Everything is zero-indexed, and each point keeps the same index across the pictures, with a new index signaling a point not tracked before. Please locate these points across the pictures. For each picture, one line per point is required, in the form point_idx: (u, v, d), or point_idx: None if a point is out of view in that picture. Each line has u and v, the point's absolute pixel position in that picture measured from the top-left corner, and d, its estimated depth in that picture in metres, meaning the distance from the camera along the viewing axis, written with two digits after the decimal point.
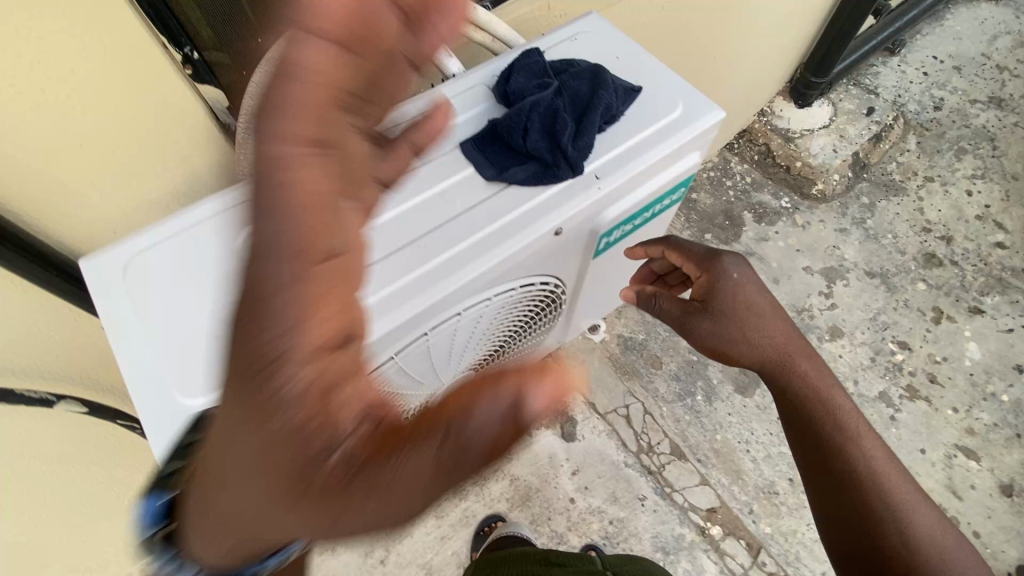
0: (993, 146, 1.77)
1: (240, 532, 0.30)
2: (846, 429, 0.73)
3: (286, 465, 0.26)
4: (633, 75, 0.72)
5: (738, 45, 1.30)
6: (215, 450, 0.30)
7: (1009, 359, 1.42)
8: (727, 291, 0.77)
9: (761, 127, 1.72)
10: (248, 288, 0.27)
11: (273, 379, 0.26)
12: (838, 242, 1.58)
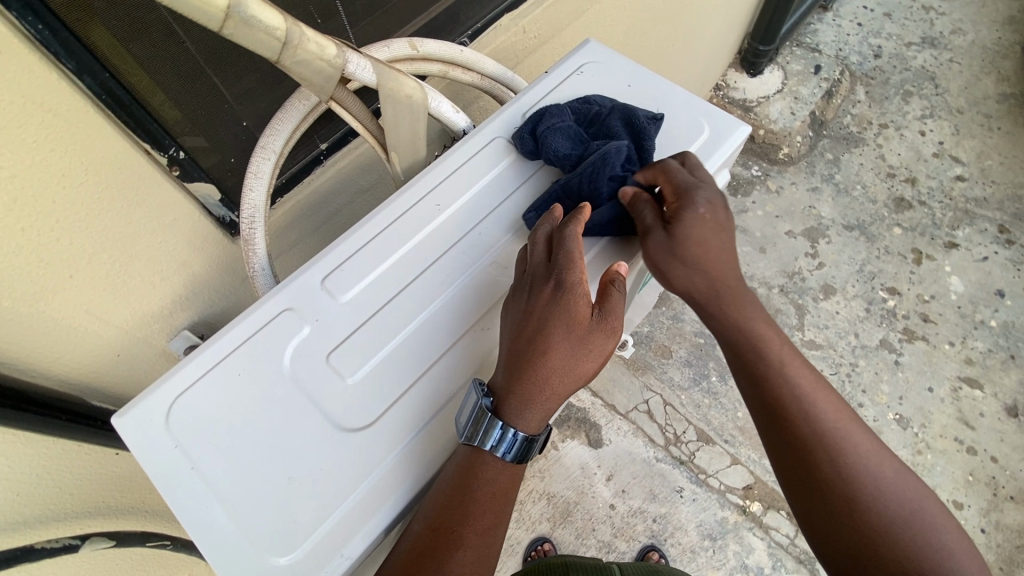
0: (936, 84, 1.84)
1: (540, 391, 0.47)
2: (812, 414, 0.55)
3: (573, 322, 0.47)
4: (649, 102, 0.63)
5: (693, 29, 1.31)
6: (519, 349, 0.47)
7: (989, 286, 1.49)
8: (684, 232, 0.52)
9: (719, 101, 1.78)
10: (538, 263, 0.50)
11: (567, 283, 0.48)
12: (813, 202, 1.62)
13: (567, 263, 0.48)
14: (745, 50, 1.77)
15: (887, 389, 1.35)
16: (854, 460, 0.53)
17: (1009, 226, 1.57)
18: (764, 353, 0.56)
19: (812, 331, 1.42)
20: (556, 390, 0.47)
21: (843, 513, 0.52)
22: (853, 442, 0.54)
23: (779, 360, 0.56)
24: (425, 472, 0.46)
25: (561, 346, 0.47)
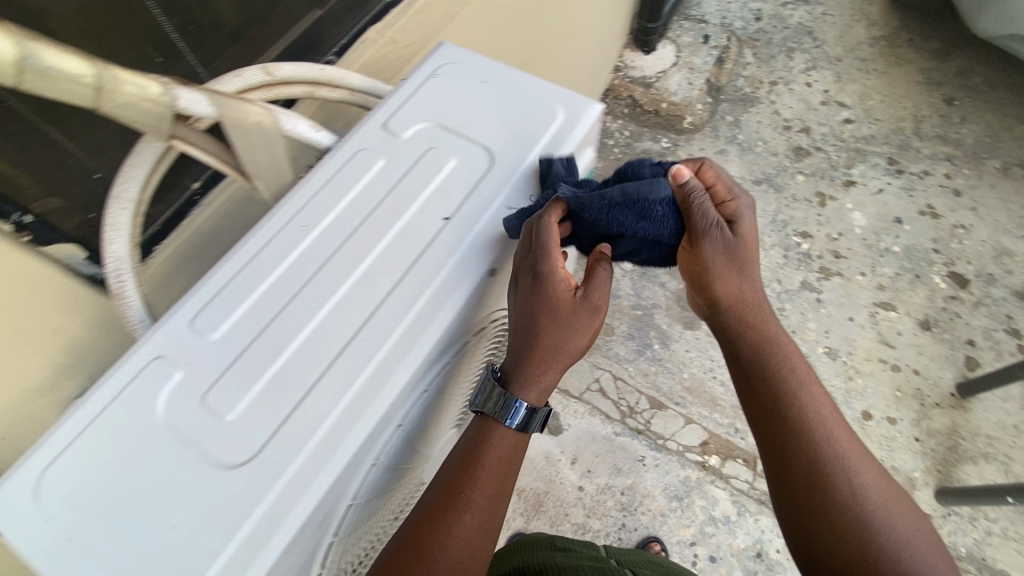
0: (814, 38, 1.98)
1: (542, 363, 0.58)
2: (837, 436, 0.64)
3: (565, 306, 0.57)
4: (504, 95, 0.64)
5: (577, 18, 1.37)
6: (527, 331, 0.57)
7: (888, 216, 1.61)
8: (740, 233, 0.64)
9: (620, 82, 1.85)
10: (529, 251, 0.57)
11: (560, 274, 0.57)
12: (722, 163, 1.72)
13: (545, 251, 0.55)
14: (636, 29, 1.85)
15: (814, 326, 1.46)
16: (863, 489, 0.62)
17: (896, 158, 1.71)
18: (789, 381, 0.66)
19: None
20: (552, 366, 0.58)
21: (848, 531, 0.60)
22: (863, 470, 0.63)
23: (803, 389, 0.66)
24: (314, 495, 0.45)
25: (551, 332, 0.57)
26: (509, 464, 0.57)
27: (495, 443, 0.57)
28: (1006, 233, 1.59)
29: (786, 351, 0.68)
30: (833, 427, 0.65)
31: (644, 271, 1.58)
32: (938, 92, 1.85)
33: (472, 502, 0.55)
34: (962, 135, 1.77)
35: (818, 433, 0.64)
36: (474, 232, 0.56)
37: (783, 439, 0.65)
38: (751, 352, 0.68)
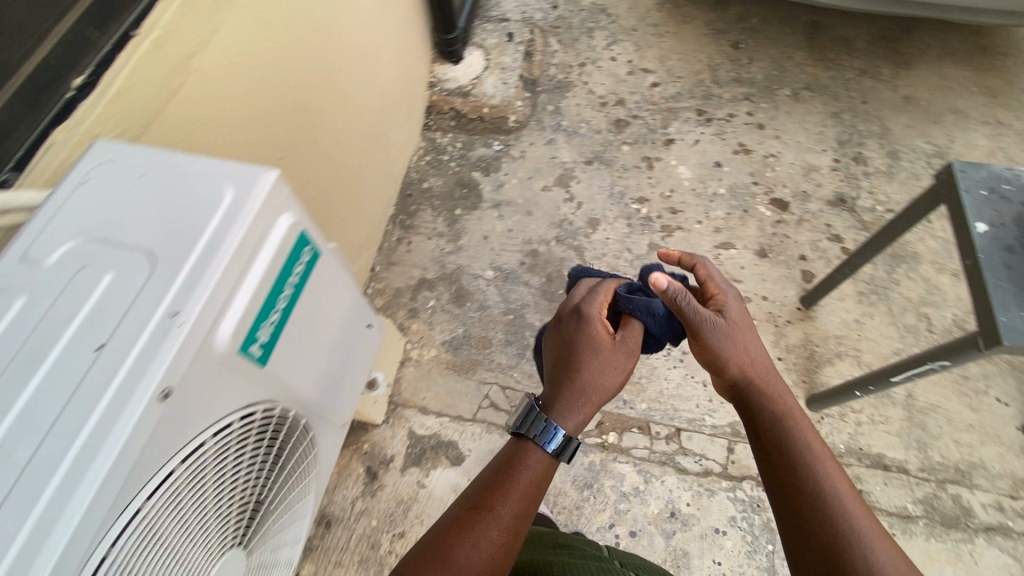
0: (608, 15, 2.12)
1: (580, 389, 0.86)
2: (844, 500, 0.75)
3: (596, 346, 0.88)
4: (167, 185, 0.61)
5: (366, 52, 1.36)
6: (571, 364, 0.88)
7: (707, 162, 1.76)
8: (731, 317, 0.90)
9: (438, 96, 1.86)
10: (580, 317, 0.92)
11: (595, 326, 0.90)
12: (553, 152, 1.82)
13: (592, 314, 0.91)
14: (438, 42, 1.86)
15: None
16: (874, 547, 0.71)
17: (703, 108, 1.87)
18: (801, 452, 0.79)
19: (596, 262, 1.61)
20: (591, 388, 0.86)
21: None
22: (873, 532, 0.72)
23: (815, 459, 0.79)
24: None
25: (593, 360, 0.87)
26: (538, 482, 0.81)
27: (538, 455, 0.82)
28: (809, 151, 1.77)
29: (797, 422, 0.83)
30: (843, 497, 0.75)
31: (507, 275, 1.60)
32: (725, 39, 2.03)
33: (506, 501, 0.77)
34: (753, 73, 1.94)
35: (826, 497, 0.75)
36: (136, 342, 0.51)
37: (797, 499, 0.77)
38: (769, 422, 0.84)
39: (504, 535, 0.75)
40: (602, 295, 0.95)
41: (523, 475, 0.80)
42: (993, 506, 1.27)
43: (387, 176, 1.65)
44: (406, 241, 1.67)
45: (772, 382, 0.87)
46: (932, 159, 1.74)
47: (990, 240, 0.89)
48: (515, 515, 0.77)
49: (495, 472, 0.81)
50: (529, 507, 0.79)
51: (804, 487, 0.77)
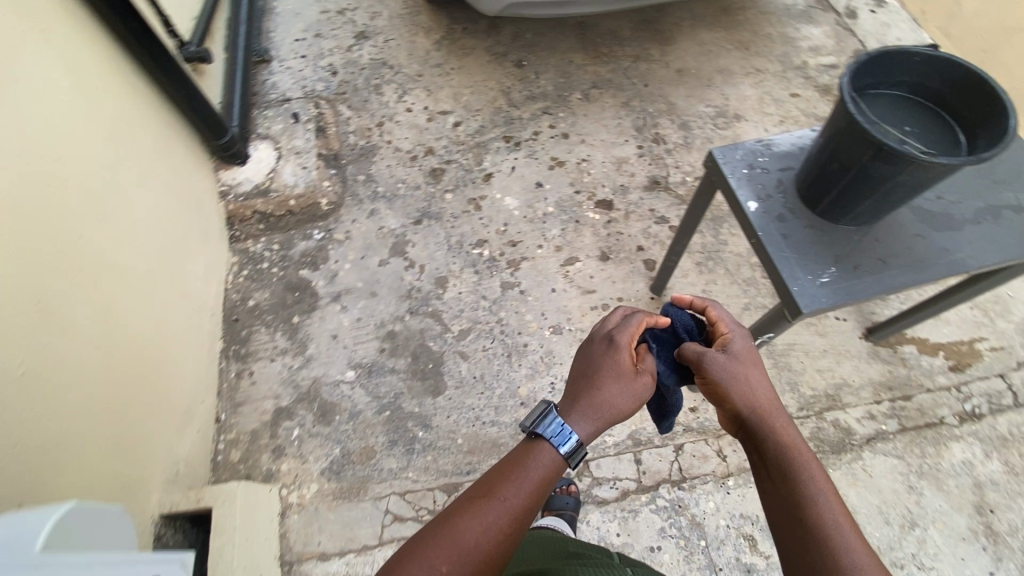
0: (391, 66, 2.07)
1: (595, 414, 0.88)
2: (846, 537, 0.72)
3: (615, 371, 0.92)
4: None
5: (112, 192, 1.19)
6: (590, 381, 0.92)
7: (530, 185, 1.79)
8: (735, 352, 0.92)
9: (234, 204, 1.69)
10: (606, 339, 0.96)
11: (622, 350, 0.94)
12: (379, 222, 1.71)
13: (623, 338, 0.95)
14: (212, 151, 1.68)
15: (531, 317, 1.55)
16: None
17: (509, 134, 1.90)
18: (805, 483, 0.77)
19: (456, 322, 1.53)
20: (607, 409, 0.89)
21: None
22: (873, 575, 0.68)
23: (819, 491, 0.76)
24: None
25: (613, 384, 0.91)
26: (547, 478, 0.84)
27: (550, 450, 0.85)
28: (614, 146, 1.86)
29: (805, 459, 0.80)
30: (853, 547, 0.71)
31: (369, 369, 1.47)
32: (508, 61, 2.08)
33: (520, 489, 0.81)
34: (543, 87, 2.01)
35: (833, 543, 0.72)
36: None
37: (805, 542, 0.74)
38: (773, 455, 0.82)
39: (512, 521, 0.79)
40: (632, 322, 0.98)
41: (538, 459, 0.84)
42: (865, 418, 1.38)
43: (197, 311, 1.46)
44: (247, 372, 1.49)
45: (774, 415, 0.85)
46: (717, 120, 1.90)
47: (763, 216, 0.94)
48: (526, 506, 0.81)
49: (516, 458, 0.85)
50: (540, 496, 0.82)
51: (812, 527, 0.74)
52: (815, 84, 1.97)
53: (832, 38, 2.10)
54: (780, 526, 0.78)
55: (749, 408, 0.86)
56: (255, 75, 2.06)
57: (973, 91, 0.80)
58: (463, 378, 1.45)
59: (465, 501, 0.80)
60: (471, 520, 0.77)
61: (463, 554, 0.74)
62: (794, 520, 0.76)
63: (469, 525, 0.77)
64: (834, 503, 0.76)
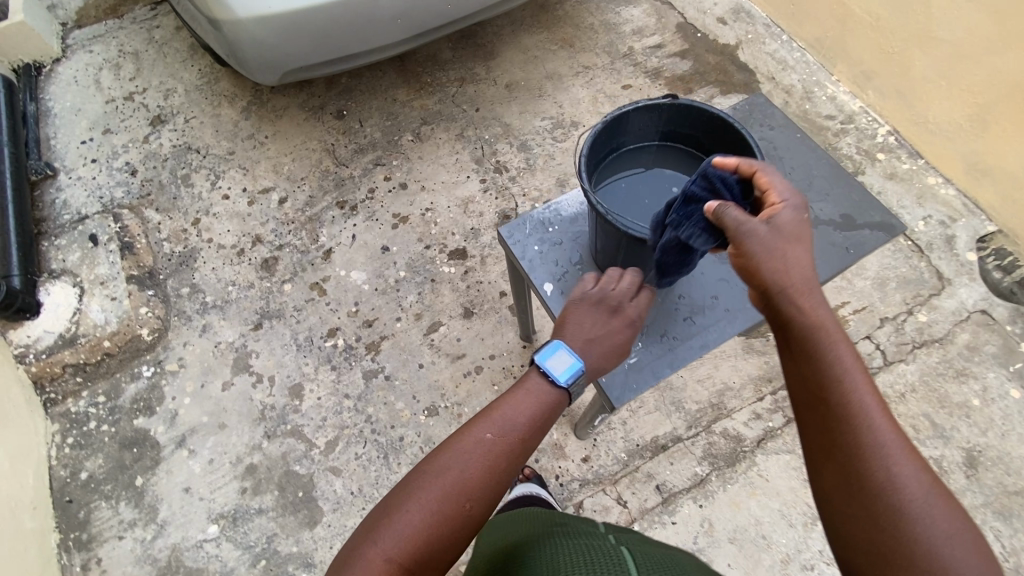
0: (197, 149, 1.83)
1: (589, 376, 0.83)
2: (876, 427, 0.62)
3: (611, 343, 0.86)
4: None
5: None
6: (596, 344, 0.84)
7: (375, 252, 1.63)
8: (778, 219, 0.71)
9: (38, 365, 1.45)
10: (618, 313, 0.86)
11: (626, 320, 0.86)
12: (214, 338, 1.52)
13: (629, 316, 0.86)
14: None
15: (402, 404, 1.42)
16: (907, 490, 0.60)
17: (342, 198, 1.72)
18: (831, 366, 0.65)
19: (321, 434, 1.39)
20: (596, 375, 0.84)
21: (881, 545, 0.60)
22: (904, 472, 0.61)
23: (848, 374, 0.64)
24: None
25: (609, 349, 0.85)
26: (547, 406, 0.82)
27: (548, 383, 0.83)
28: (456, 186, 1.72)
29: (835, 337, 0.66)
30: (884, 440, 0.62)
31: (234, 517, 1.32)
32: (326, 113, 1.87)
33: (517, 426, 0.79)
34: (369, 134, 1.83)
35: (864, 437, 0.62)
36: None
37: (829, 434, 0.64)
38: (800, 334, 0.67)
39: (511, 456, 0.77)
40: (641, 303, 0.87)
41: (534, 393, 0.82)
42: (752, 419, 1.35)
43: (9, 514, 1.22)
44: (94, 561, 1.29)
45: (806, 290, 0.68)
46: (555, 132, 1.81)
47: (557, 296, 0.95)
48: (524, 440, 0.78)
49: (514, 389, 0.83)
50: (535, 432, 0.80)
51: (838, 418, 0.63)
52: (644, 70, 1.91)
53: (653, 15, 2.02)
54: (802, 411, 0.67)
55: (775, 282, 0.68)
56: (38, 197, 1.76)
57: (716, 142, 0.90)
58: (340, 498, 1.33)
59: (467, 432, 0.77)
60: (470, 456, 0.75)
61: (456, 492, 0.73)
62: (818, 411, 0.65)
63: (468, 461, 0.75)
64: (865, 385, 0.64)
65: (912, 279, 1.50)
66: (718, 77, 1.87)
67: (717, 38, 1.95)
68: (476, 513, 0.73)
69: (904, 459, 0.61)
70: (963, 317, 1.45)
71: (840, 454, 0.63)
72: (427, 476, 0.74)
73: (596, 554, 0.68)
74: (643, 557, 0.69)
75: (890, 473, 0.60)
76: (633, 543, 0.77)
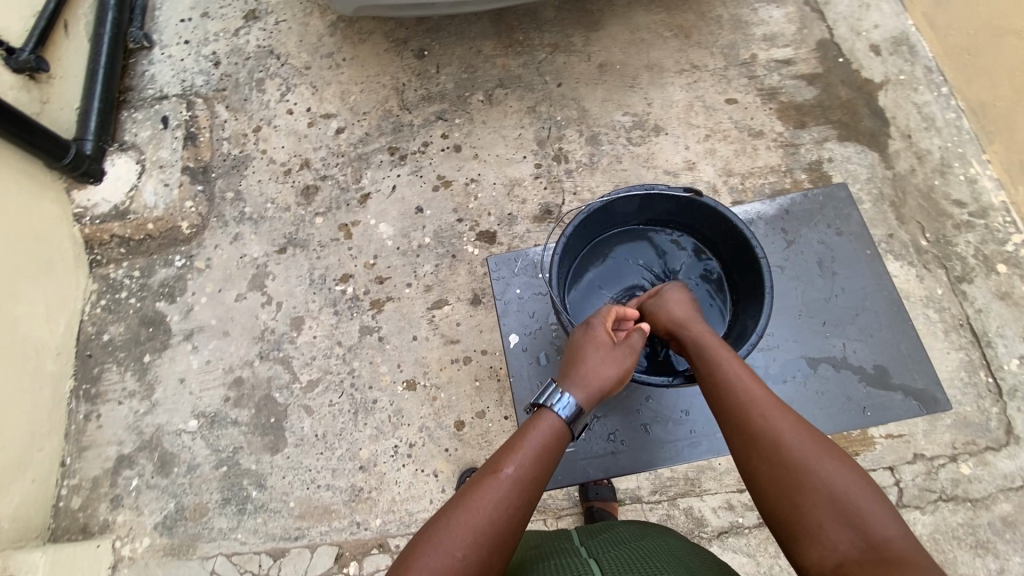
0: (278, 55, 1.82)
1: (585, 376, 0.93)
2: (746, 390, 0.85)
3: (603, 348, 0.98)
4: None
5: None
6: (581, 350, 0.99)
7: (409, 210, 1.59)
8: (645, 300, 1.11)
9: (91, 228, 1.58)
10: (590, 330, 1.01)
11: (601, 331, 1.01)
12: (242, 249, 1.59)
13: (601, 325, 1.02)
14: (60, 171, 1.54)
15: (386, 369, 1.44)
16: (774, 424, 0.79)
17: (395, 145, 1.67)
18: (710, 361, 0.92)
19: (306, 372, 1.45)
20: (597, 375, 0.94)
21: (777, 475, 0.74)
22: (773, 415, 0.80)
23: (723, 361, 0.91)
24: None
25: (597, 355, 0.97)
26: (556, 434, 0.86)
27: (541, 408, 0.89)
28: (509, 164, 1.63)
29: (716, 340, 0.96)
30: (755, 395, 0.83)
31: (212, 419, 1.43)
32: (407, 50, 1.79)
33: (523, 463, 0.80)
34: (442, 84, 1.74)
35: (741, 399, 0.84)
36: None
37: (723, 406, 0.85)
38: (695, 344, 0.97)
39: (523, 492, 0.77)
40: (603, 317, 1.03)
41: (546, 424, 0.87)
42: (723, 507, 1.25)
43: (33, 354, 1.39)
44: (95, 414, 1.45)
45: (687, 323, 1.01)
46: (633, 133, 1.64)
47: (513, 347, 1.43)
48: (533, 477, 0.79)
49: (520, 431, 0.86)
50: (544, 466, 0.82)
51: (723, 393, 0.86)
52: (759, 87, 1.65)
53: (795, 23, 1.72)
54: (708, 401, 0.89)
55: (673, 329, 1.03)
56: (131, 65, 1.82)
57: (726, 242, 1.17)
58: (304, 435, 1.40)
59: (485, 476, 0.78)
60: (482, 503, 0.74)
61: (473, 536, 0.71)
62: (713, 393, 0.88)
63: (479, 507, 0.74)
64: (740, 364, 0.90)
65: (972, 422, 1.29)
66: (841, 119, 1.59)
67: (860, 70, 1.64)
68: (494, 561, 0.72)
69: (778, 408, 0.81)
70: (1013, 485, 1.24)
71: (736, 418, 0.82)
72: (436, 532, 0.71)
73: (566, 570, 0.74)
74: (611, 564, 0.75)
75: (759, 413, 0.80)
76: (603, 546, 0.83)
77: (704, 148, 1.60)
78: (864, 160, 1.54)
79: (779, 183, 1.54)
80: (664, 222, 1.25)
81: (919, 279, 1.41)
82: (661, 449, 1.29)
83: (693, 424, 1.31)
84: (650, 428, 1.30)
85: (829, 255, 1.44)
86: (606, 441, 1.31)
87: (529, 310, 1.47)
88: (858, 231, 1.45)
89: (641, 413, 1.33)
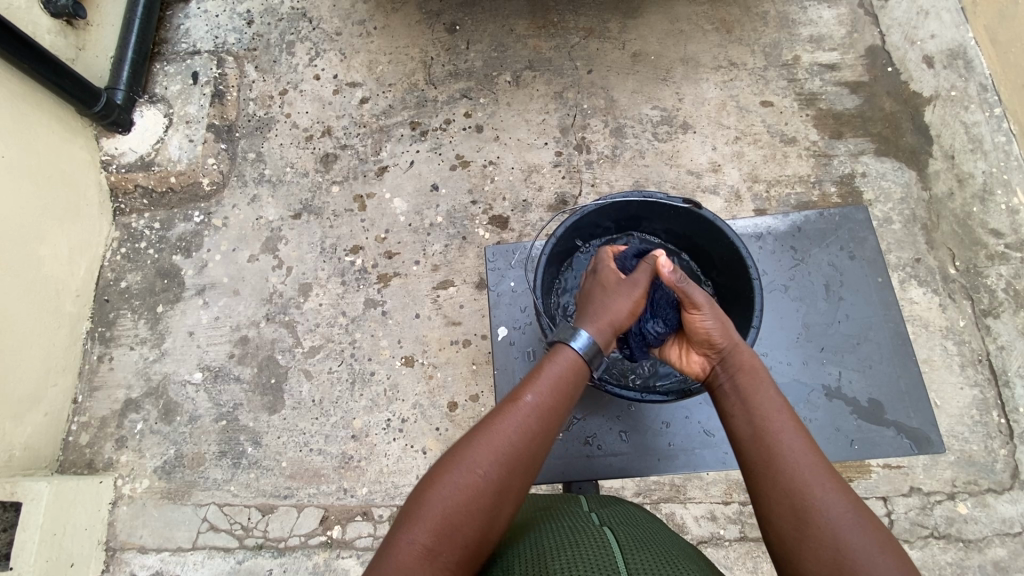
0: (310, 18, 1.80)
1: (599, 317, 0.89)
2: (749, 374, 0.86)
3: (606, 283, 0.94)
4: None
5: None
6: (587, 292, 0.96)
7: (424, 187, 1.59)
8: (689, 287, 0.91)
9: (116, 175, 1.62)
10: (592, 276, 0.98)
11: (600, 273, 0.97)
12: (258, 211, 1.61)
13: (604, 268, 0.97)
14: (89, 118, 1.56)
15: (386, 343, 1.46)
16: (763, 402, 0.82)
17: (417, 120, 1.66)
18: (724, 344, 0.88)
19: (309, 338, 1.48)
20: (609, 315, 0.89)
21: (793, 517, 0.71)
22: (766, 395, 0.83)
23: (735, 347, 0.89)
24: None
25: (602, 295, 0.92)
26: (571, 376, 0.85)
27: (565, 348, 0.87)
28: (530, 149, 1.60)
29: (764, 385, 0.84)
30: (753, 378, 0.85)
31: (216, 373, 1.47)
32: (439, 23, 1.76)
33: (542, 393, 0.82)
34: (470, 61, 1.71)
35: (746, 376, 0.85)
36: None
37: (768, 468, 0.76)
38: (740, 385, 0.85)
39: (540, 423, 0.80)
40: (602, 262, 0.99)
41: (564, 361, 0.86)
42: (705, 517, 1.24)
43: (54, 293, 1.45)
44: (107, 357, 1.51)
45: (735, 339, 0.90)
46: (659, 129, 1.58)
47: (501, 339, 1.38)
48: (551, 406, 0.82)
49: (536, 364, 0.86)
50: (563, 394, 0.83)
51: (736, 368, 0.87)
52: (798, 91, 1.58)
53: (845, 26, 1.63)
54: (746, 450, 0.79)
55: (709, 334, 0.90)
56: (167, 17, 1.82)
57: (723, 261, 1.13)
58: (302, 400, 1.43)
59: (507, 407, 0.80)
60: (497, 434, 0.77)
61: (496, 460, 0.75)
62: (761, 446, 0.78)
63: (497, 435, 0.77)
64: (793, 427, 0.79)
65: (977, 461, 1.25)
66: (881, 132, 1.52)
67: (910, 82, 1.55)
68: (513, 482, 0.76)
69: (833, 484, 0.73)
70: (1011, 530, 1.20)
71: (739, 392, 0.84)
72: (451, 459, 0.76)
73: (581, 535, 0.73)
74: (625, 537, 0.74)
75: (755, 391, 0.83)
76: (616, 519, 0.82)
77: (731, 151, 1.54)
78: (900, 178, 1.47)
79: (806, 195, 1.48)
80: (663, 231, 1.20)
81: (942, 308, 1.36)
82: (637, 459, 1.22)
83: (671, 437, 1.23)
84: (627, 436, 1.22)
85: (838, 278, 1.34)
86: (581, 444, 1.23)
87: (521, 304, 1.39)
88: (873, 256, 1.34)
89: (622, 419, 1.24)
